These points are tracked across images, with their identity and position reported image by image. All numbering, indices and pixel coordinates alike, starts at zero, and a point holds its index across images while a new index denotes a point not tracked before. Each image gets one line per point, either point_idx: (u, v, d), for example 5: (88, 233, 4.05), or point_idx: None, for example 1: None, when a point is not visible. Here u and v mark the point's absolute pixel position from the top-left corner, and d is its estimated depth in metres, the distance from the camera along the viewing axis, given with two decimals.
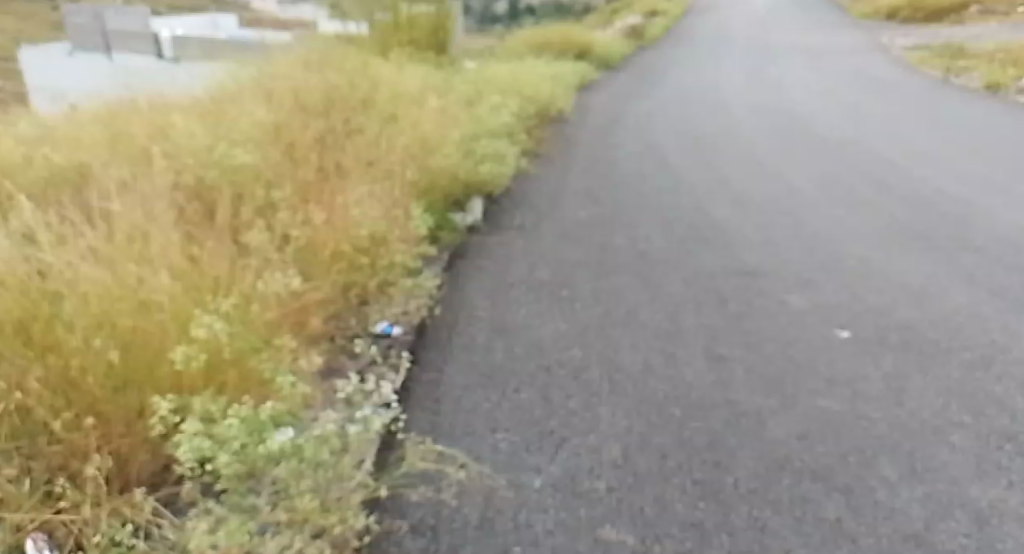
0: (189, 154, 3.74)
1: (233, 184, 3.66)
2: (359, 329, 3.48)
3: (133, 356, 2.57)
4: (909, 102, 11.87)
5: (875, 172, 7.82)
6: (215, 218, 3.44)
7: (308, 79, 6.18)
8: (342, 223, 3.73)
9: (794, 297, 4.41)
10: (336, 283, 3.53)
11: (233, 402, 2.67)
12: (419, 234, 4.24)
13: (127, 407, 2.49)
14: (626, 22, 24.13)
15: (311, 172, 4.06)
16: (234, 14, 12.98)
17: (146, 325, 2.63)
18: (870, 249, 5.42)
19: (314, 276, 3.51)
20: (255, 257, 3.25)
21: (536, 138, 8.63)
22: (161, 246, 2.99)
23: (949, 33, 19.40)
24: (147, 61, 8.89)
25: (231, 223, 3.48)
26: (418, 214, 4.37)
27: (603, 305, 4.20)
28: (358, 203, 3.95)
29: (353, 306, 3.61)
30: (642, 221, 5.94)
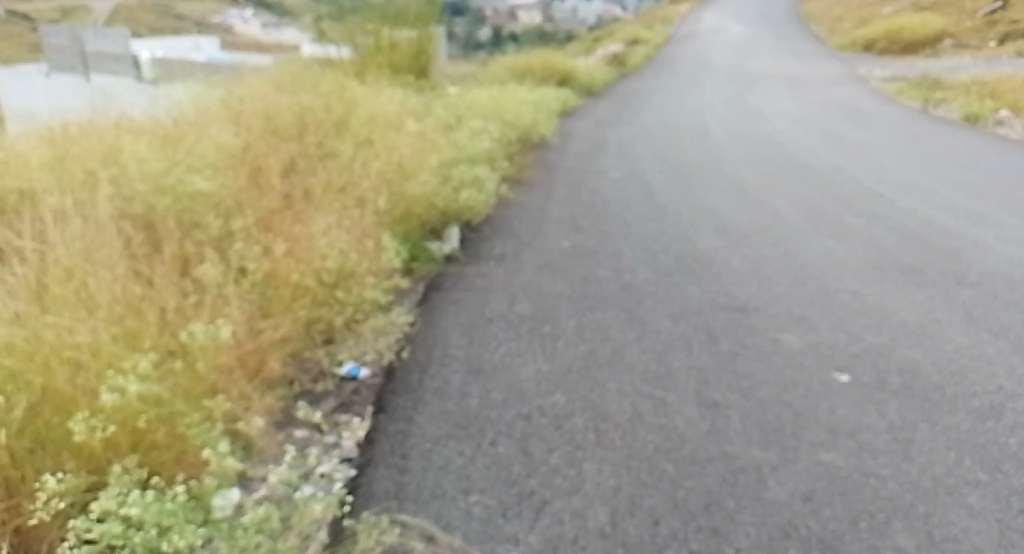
0: (143, 178, 3.50)
1: (187, 212, 3.43)
2: (323, 370, 3.27)
3: (43, 417, 2.35)
4: (891, 132, 11.75)
5: (862, 202, 7.62)
6: (165, 251, 3.22)
7: (280, 103, 5.97)
8: (305, 259, 3.52)
9: (788, 335, 4.17)
10: (298, 322, 3.32)
11: (163, 466, 2.42)
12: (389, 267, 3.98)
13: (30, 482, 2.24)
14: (607, 50, 24.07)
15: (276, 200, 3.80)
16: (215, 37, 12.72)
17: (62, 384, 2.40)
18: (862, 283, 5.19)
19: (275, 312, 3.29)
20: (205, 294, 3.03)
21: (517, 163, 8.41)
22: (98, 282, 2.76)
23: (926, 65, 19.43)
24: (120, 82, 8.60)
25: (181, 256, 3.27)
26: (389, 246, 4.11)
27: (586, 343, 3.94)
28: (324, 236, 3.69)
29: (317, 343, 3.43)
30: (626, 251, 5.70)
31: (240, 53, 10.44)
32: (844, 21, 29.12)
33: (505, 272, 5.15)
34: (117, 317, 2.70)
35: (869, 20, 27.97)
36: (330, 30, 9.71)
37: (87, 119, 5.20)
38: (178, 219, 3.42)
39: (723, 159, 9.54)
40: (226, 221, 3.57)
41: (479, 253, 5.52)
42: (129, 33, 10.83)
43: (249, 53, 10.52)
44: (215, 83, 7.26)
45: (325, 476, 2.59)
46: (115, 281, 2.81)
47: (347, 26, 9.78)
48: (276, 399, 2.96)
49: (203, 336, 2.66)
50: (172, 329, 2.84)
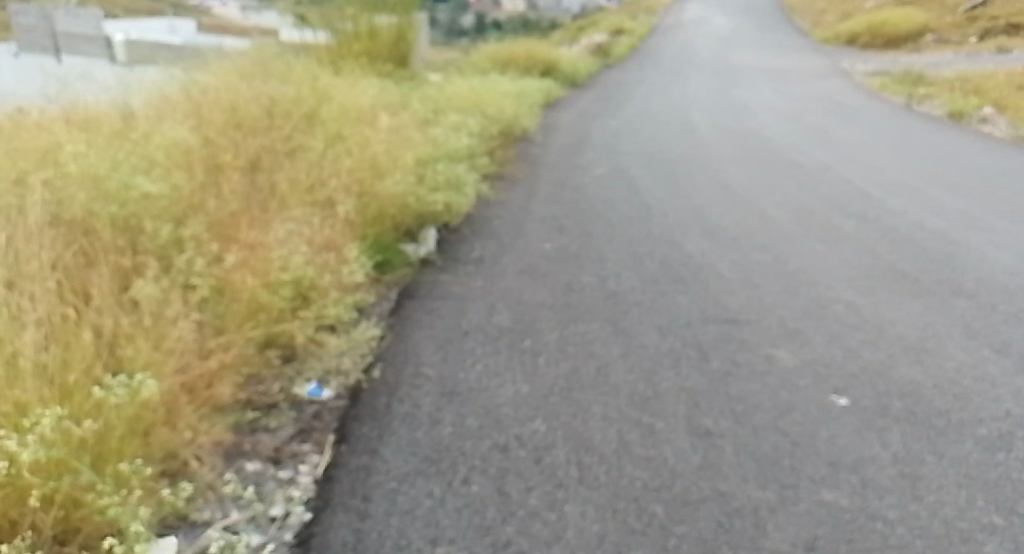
0: (85, 185, 3.30)
1: (130, 221, 3.29)
2: (283, 392, 3.09)
3: None
4: (877, 129, 11.56)
5: (850, 203, 7.42)
6: (104, 263, 3.05)
7: (251, 96, 5.73)
8: (264, 276, 3.34)
9: (781, 351, 3.94)
10: (256, 339, 3.15)
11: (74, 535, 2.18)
12: (354, 281, 3.74)
13: None
14: (592, 39, 23.80)
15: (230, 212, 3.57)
16: (193, 20, 12.32)
17: None
18: (856, 292, 4.97)
19: (229, 328, 3.12)
20: (143, 314, 2.88)
21: (498, 158, 8.16)
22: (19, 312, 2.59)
23: (909, 60, 19.23)
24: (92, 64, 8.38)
25: (123, 269, 3.11)
26: (355, 257, 3.87)
27: (569, 360, 3.71)
28: (283, 253, 3.48)
29: (277, 363, 3.24)
30: (610, 255, 5.46)
31: (217, 37, 10.16)
32: (827, 15, 28.90)
33: (484, 278, 4.89)
34: (41, 347, 2.53)
35: (851, 14, 27.76)
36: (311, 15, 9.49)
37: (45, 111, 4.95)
38: (121, 226, 3.27)
39: (709, 155, 9.33)
40: (176, 231, 3.40)
41: (457, 256, 5.26)
42: (104, 14, 10.47)
43: (227, 37, 10.24)
44: (189, 72, 6.97)
45: (266, 529, 2.37)
46: (40, 310, 2.62)
47: (328, 10, 9.53)
48: (226, 428, 2.79)
49: (119, 393, 2.37)
50: (105, 362, 2.67)
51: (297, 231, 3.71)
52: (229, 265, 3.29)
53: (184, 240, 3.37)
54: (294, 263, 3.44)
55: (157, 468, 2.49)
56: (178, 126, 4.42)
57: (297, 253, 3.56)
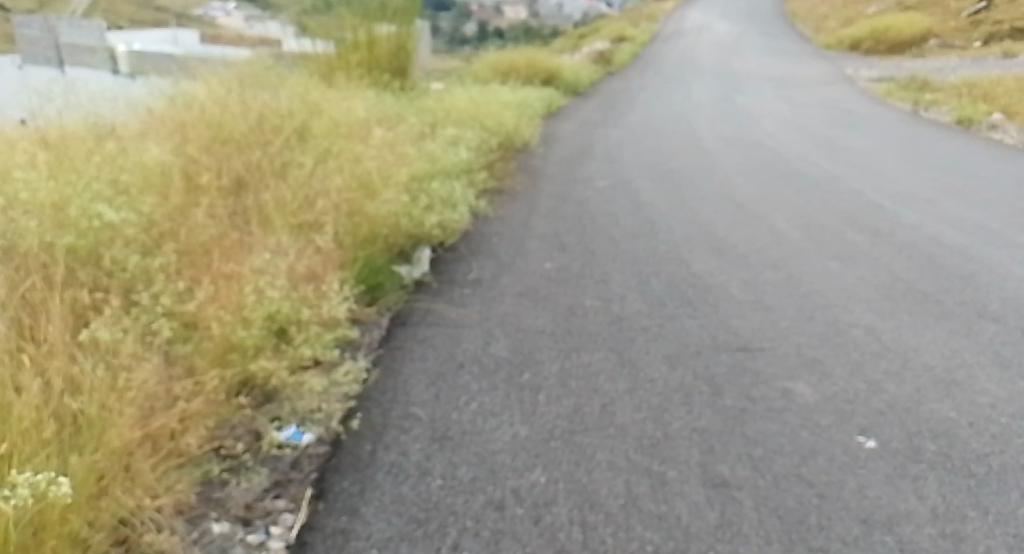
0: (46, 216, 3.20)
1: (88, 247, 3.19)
2: (260, 437, 2.84)
3: None
4: (884, 136, 11.29)
5: (862, 216, 7.12)
6: (60, 298, 2.83)
7: (238, 112, 5.48)
8: (237, 314, 3.13)
9: (798, 384, 3.66)
10: (228, 381, 2.93)
11: None
12: (337, 314, 3.51)
13: None
14: (593, 47, 23.55)
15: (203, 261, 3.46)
16: (195, 30, 12.27)
17: None
18: (876, 312, 4.67)
19: (199, 368, 2.90)
20: (99, 356, 2.64)
21: (498, 171, 7.89)
22: None
23: (912, 65, 18.95)
24: (93, 75, 8.27)
25: (78, 307, 2.93)
26: (338, 290, 3.63)
27: (571, 398, 3.47)
28: (255, 292, 3.30)
29: (252, 405, 3.01)
30: (614, 275, 5.19)
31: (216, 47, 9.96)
32: (828, 21, 28.65)
33: (481, 301, 4.62)
34: None
35: (853, 19, 27.50)
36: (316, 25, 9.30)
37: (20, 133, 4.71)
38: (85, 253, 3.18)
39: (714, 166, 9.05)
40: (145, 261, 3.26)
41: (453, 277, 4.99)
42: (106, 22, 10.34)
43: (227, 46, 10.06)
44: (177, 85, 6.71)
45: None
46: None
47: (335, 20, 9.35)
48: (193, 483, 2.52)
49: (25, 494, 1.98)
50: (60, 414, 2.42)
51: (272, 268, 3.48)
52: (199, 304, 3.10)
53: (153, 274, 3.23)
54: (271, 298, 3.24)
55: (108, 538, 2.21)
56: (151, 154, 4.23)
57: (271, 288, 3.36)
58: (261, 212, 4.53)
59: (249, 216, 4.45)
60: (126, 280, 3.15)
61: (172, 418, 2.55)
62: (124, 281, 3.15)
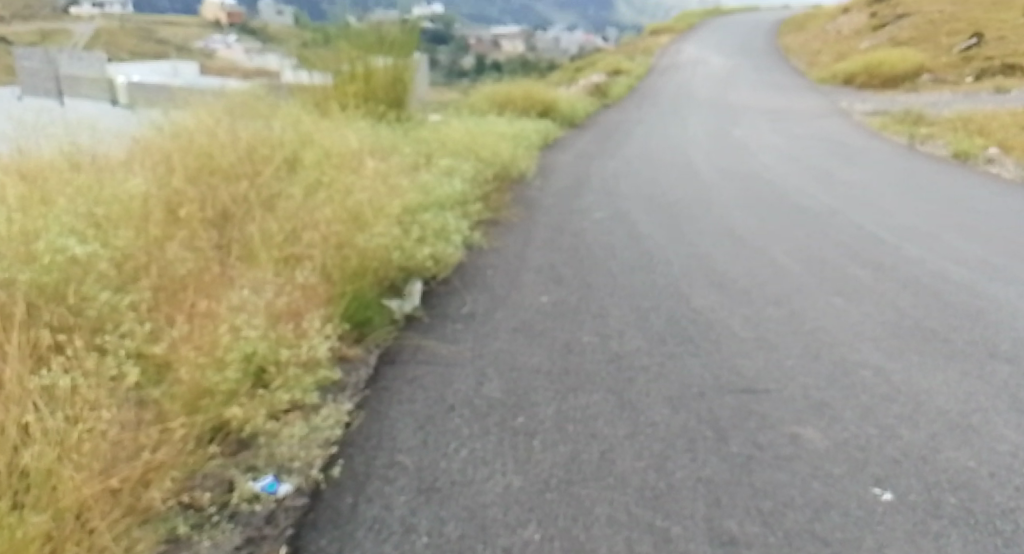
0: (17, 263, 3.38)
1: (56, 284, 3.34)
2: (235, 484, 2.85)
3: None
4: (882, 169, 11.16)
5: (864, 250, 6.94)
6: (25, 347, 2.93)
7: (227, 143, 5.30)
8: (209, 361, 3.17)
9: (808, 429, 3.46)
10: (200, 427, 2.96)
11: None
12: (318, 356, 3.52)
13: None
14: (589, 79, 23.49)
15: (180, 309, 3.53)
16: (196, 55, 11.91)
17: None
18: (884, 351, 4.48)
19: (170, 415, 2.97)
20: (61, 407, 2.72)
21: (493, 201, 7.73)
22: None
23: (907, 100, 18.88)
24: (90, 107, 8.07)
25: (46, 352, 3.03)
26: (315, 341, 3.59)
27: (568, 444, 3.32)
28: (231, 330, 3.40)
29: (229, 450, 3.02)
30: (612, 309, 5.01)
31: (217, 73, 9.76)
32: (822, 56, 28.68)
33: (473, 337, 4.43)
34: None
35: (847, 54, 27.50)
36: (315, 57, 9.29)
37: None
38: (56, 291, 3.34)
39: (712, 198, 8.89)
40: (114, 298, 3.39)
41: (445, 312, 4.80)
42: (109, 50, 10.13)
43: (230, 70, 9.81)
44: (168, 115, 6.56)
45: None
46: None
47: (334, 52, 9.35)
48: (157, 540, 2.54)
49: None
50: (12, 469, 2.49)
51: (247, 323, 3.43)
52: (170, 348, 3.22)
53: (122, 311, 3.34)
54: (246, 345, 3.29)
55: None
56: (130, 189, 4.16)
57: (246, 331, 3.40)
58: (245, 248, 4.39)
59: (234, 253, 4.32)
60: (96, 318, 3.27)
61: (129, 475, 2.59)
62: (93, 326, 3.24)
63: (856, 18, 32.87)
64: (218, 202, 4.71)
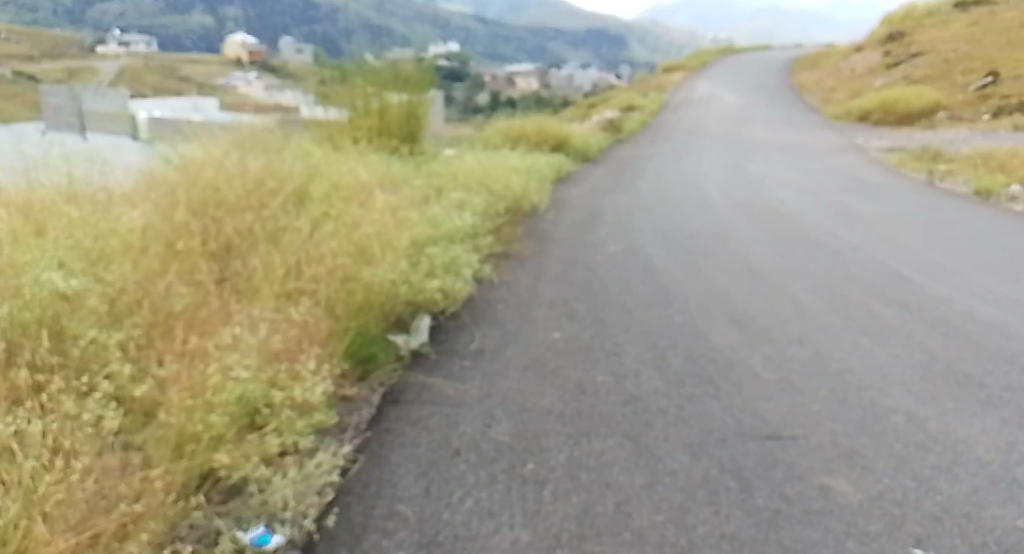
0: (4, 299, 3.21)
1: (42, 321, 3.19)
2: (222, 536, 2.67)
3: None
4: (903, 206, 10.93)
5: (889, 287, 6.71)
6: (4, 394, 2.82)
7: (233, 173, 5.10)
8: (196, 403, 3.01)
9: (839, 480, 3.23)
10: (186, 475, 2.80)
11: None
12: (316, 399, 3.32)
13: None
14: (602, 116, 23.40)
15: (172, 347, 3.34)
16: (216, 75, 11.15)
17: None
18: (916, 396, 4.24)
19: (154, 461, 2.81)
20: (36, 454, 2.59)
21: (505, 234, 7.54)
22: None
23: (925, 136, 18.67)
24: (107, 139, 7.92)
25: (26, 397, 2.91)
26: (313, 380, 3.40)
27: (581, 494, 3.10)
28: (224, 371, 3.21)
29: (217, 499, 2.84)
30: (627, 347, 4.79)
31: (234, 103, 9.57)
32: (838, 92, 28.56)
33: (482, 376, 4.21)
34: None
35: (863, 91, 27.34)
36: (334, 93, 9.07)
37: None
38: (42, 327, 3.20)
39: (730, 233, 8.68)
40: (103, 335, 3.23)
41: (453, 348, 4.59)
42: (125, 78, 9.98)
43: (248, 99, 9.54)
44: (176, 146, 6.42)
45: None
46: None
47: (352, 88, 9.13)
48: None
49: None
50: None
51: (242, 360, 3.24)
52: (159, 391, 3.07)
53: (109, 350, 3.18)
54: (233, 386, 3.08)
55: None
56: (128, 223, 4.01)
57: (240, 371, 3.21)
58: (246, 283, 4.22)
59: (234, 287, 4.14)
60: (82, 354, 3.14)
61: (104, 526, 2.45)
62: (79, 365, 3.12)
63: (872, 55, 32.74)
64: (220, 236, 4.51)
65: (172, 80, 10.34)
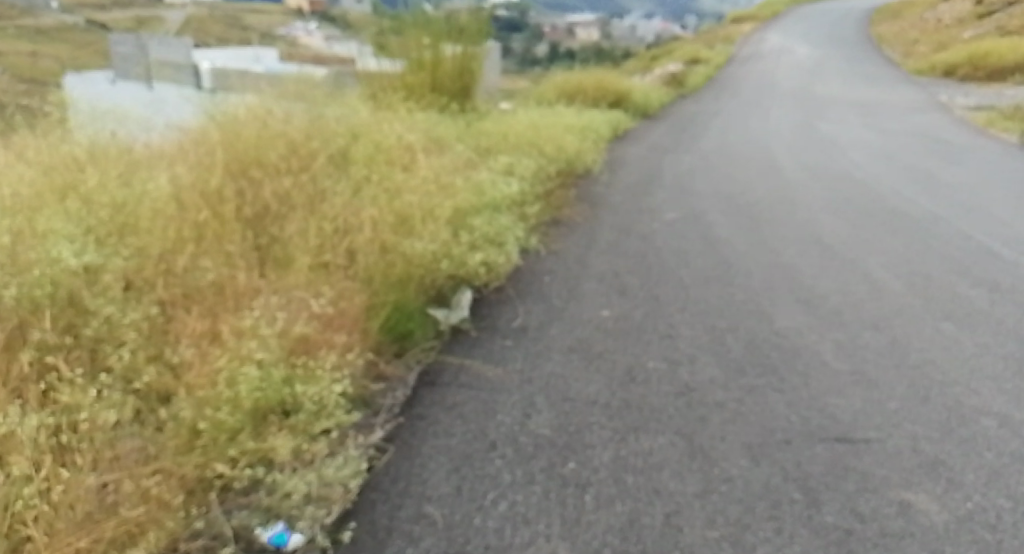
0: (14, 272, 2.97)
1: (56, 299, 2.94)
2: (237, 539, 2.42)
3: None
4: (987, 171, 10.33)
5: (973, 264, 6.26)
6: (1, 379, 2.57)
7: (272, 132, 4.82)
8: (208, 396, 2.74)
9: (919, 495, 2.99)
10: (199, 470, 2.55)
11: None
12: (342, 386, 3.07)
13: None
14: (665, 70, 22.73)
15: (193, 328, 3.09)
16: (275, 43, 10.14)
17: None
18: (1008, 396, 3.85)
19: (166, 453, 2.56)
20: (34, 447, 2.34)
21: (557, 198, 7.21)
22: None
23: (1012, 95, 17.67)
24: (179, 92, 7.60)
25: (26, 379, 2.65)
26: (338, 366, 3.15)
27: (626, 501, 2.81)
28: (245, 355, 2.95)
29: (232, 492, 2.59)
30: (683, 329, 4.45)
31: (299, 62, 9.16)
32: (919, 46, 27.35)
33: (524, 357, 3.93)
34: None
35: (947, 45, 26.04)
36: (393, 44, 8.79)
37: (17, 154, 4.11)
38: (55, 304, 2.94)
39: (797, 199, 8.24)
40: (119, 315, 2.98)
41: (495, 324, 4.31)
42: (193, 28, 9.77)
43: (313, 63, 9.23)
44: (219, 100, 6.17)
45: None
46: None
47: (407, 40, 8.81)
48: None
49: None
50: None
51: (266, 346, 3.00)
52: (171, 381, 2.82)
53: (122, 331, 2.92)
54: (247, 375, 2.82)
55: None
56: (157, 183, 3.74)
57: (262, 355, 2.97)
58: (280, 250, 3.97)
59: (268, 257, 3.88)
60: (95, 335, 2.87)
61: (109, 530, 2.20)
62: (90, 347, 2.85)
63: (957, 7, 31.17)
64: (258, 199, 4.24)
65: (235, 30, 10.10)
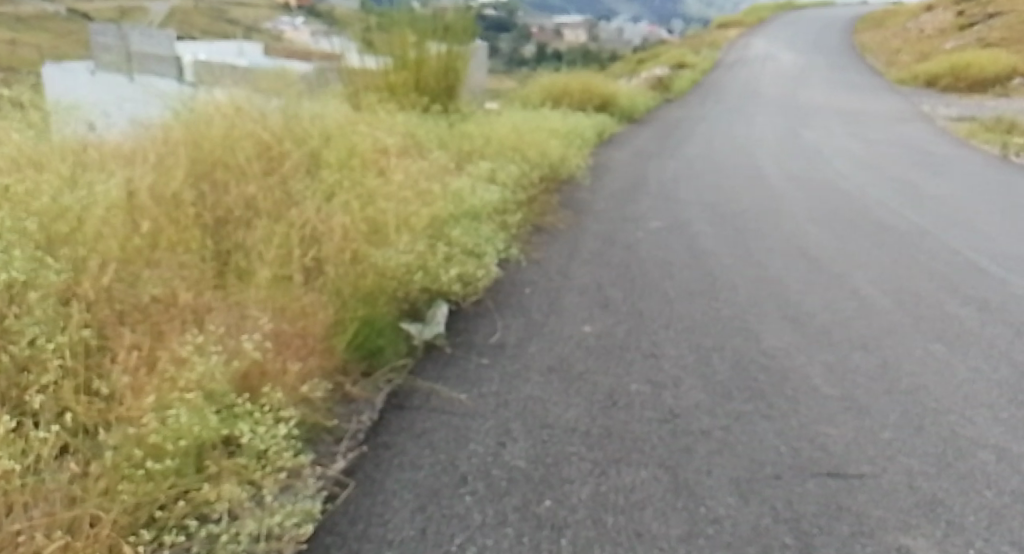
0: None
1: None
2: None
3: None
4: (972, 183, 10.19)
5: (960, 281, 6.11)
6: None
7: (241, 132, 4.58)
8: (140, 431, 2.52)
9: (919, 540, 2.80)
10: (126, 515, 2.34)
11: None
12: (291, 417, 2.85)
13: None
14: (650, 74, 22.55)
15: (131, 350, 2.87)
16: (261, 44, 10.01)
17: None
18: (1005, 427, 3.66)
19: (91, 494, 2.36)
20: None
21: (538, 204, 6.99)
22: None
23: (995, 106, 17.63)
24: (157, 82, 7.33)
25: None
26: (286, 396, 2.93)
27: (606, 546, 2.61)
28: (186, 383, 2.73)
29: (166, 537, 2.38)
30: (668, 348, 4.24)
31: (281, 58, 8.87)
32: (903, 55, 27.33)
33: (500, 378, 3.71)
34: None
35: (929, 54, 26.05)
36: (378, 40, 8.48)
37: None
38: None
39: (783, 209, 8.07)
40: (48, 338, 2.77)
41: (471, 340, 4.09)
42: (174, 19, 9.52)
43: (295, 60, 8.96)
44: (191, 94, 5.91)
45: None
46: None
47: (392, 37, 8.52)
48: None
49: None
50: None
51: (210, 372, 2.77)
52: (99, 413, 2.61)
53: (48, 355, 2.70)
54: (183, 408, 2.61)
55: None
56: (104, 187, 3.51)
57: (202, 384, 2.75)
58: (241, 260, 3.74)
59: (226, 268, 3.66)
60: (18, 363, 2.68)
61: None
62: (11, 375, 2.65)
63: (940, 17, 31.20)
64: (219, 204, 4.01)
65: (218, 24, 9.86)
